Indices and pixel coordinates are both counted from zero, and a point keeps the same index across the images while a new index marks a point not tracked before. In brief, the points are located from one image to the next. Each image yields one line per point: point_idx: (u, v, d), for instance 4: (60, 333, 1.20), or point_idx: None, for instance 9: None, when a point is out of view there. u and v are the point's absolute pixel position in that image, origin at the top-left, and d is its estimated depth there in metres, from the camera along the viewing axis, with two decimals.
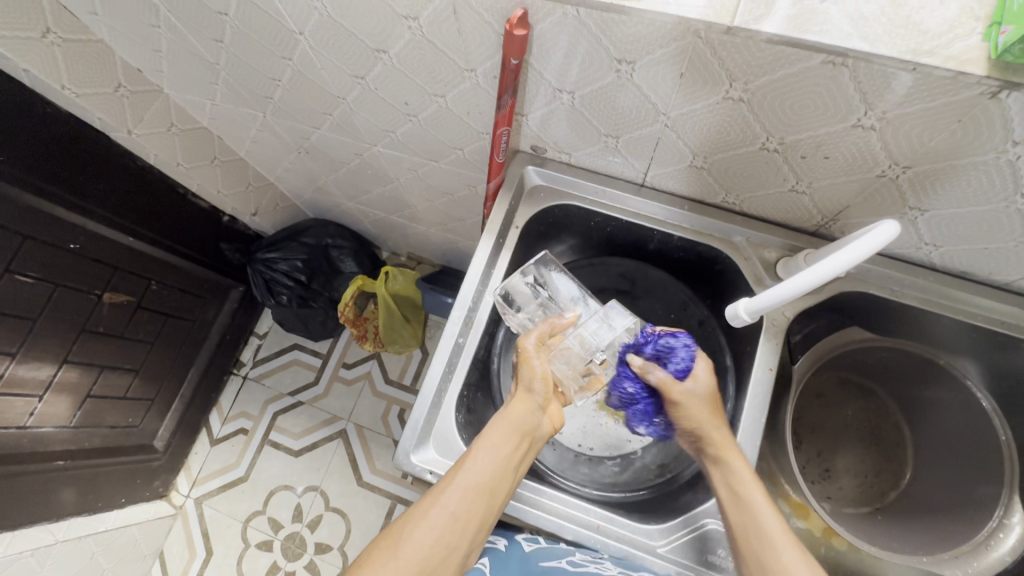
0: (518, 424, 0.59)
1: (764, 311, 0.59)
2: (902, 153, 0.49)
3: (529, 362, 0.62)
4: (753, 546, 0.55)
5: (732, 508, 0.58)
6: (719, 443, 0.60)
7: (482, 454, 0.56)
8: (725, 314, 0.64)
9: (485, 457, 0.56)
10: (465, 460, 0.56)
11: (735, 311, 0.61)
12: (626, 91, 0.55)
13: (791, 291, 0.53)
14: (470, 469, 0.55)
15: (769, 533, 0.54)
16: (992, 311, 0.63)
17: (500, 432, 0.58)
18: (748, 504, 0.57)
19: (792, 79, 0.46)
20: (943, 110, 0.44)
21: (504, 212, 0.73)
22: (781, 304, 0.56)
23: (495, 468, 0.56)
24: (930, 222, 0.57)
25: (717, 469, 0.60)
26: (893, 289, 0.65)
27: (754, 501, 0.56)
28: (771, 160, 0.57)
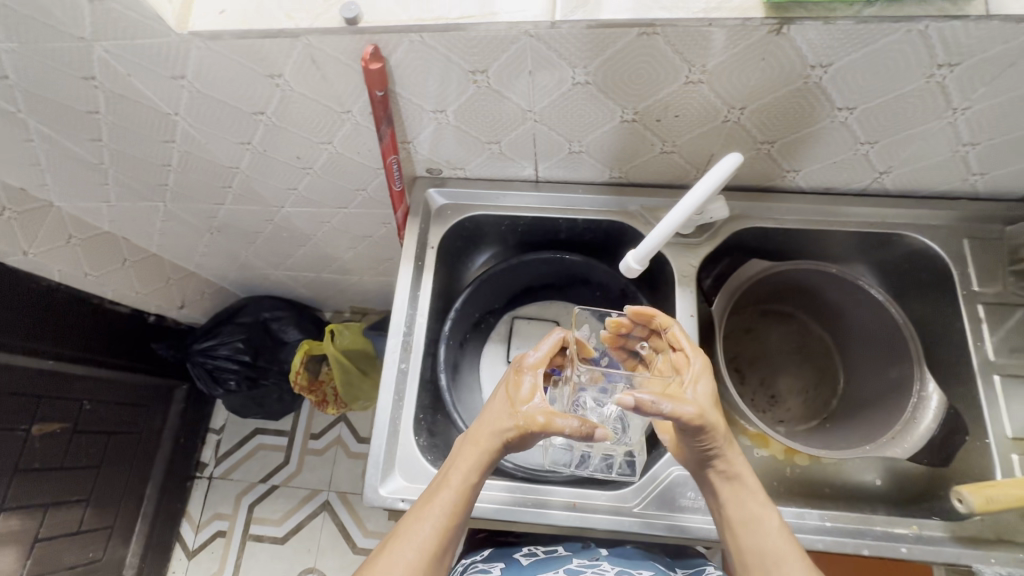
0: (483, 456, 0.57)
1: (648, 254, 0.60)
2: (734, 97, 0.57)
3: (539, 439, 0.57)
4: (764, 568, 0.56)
5: (744, 529, 0.57)
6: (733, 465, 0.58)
7: (450, 486, 0.57)
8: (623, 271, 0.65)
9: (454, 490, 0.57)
10: (432, 494, 0.57)
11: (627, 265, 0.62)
12: (489, 98, 0.60)
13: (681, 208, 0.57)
14: (437, 509, 0.56)
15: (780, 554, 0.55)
16: (856, 215, 0.72)
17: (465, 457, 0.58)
18: (761, 525, 0.57)
19: (622, 55, 0.52)
20: (747, 53, 0.51)
21: (417, 236, 0.76)
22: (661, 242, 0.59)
23: (461, 495, 0.57)
24: (781, 150, 0.65)
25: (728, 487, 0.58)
26: (774, 218, 0.73)
27: (759, 521, 0.57)
28: (635, 129, 0.63)
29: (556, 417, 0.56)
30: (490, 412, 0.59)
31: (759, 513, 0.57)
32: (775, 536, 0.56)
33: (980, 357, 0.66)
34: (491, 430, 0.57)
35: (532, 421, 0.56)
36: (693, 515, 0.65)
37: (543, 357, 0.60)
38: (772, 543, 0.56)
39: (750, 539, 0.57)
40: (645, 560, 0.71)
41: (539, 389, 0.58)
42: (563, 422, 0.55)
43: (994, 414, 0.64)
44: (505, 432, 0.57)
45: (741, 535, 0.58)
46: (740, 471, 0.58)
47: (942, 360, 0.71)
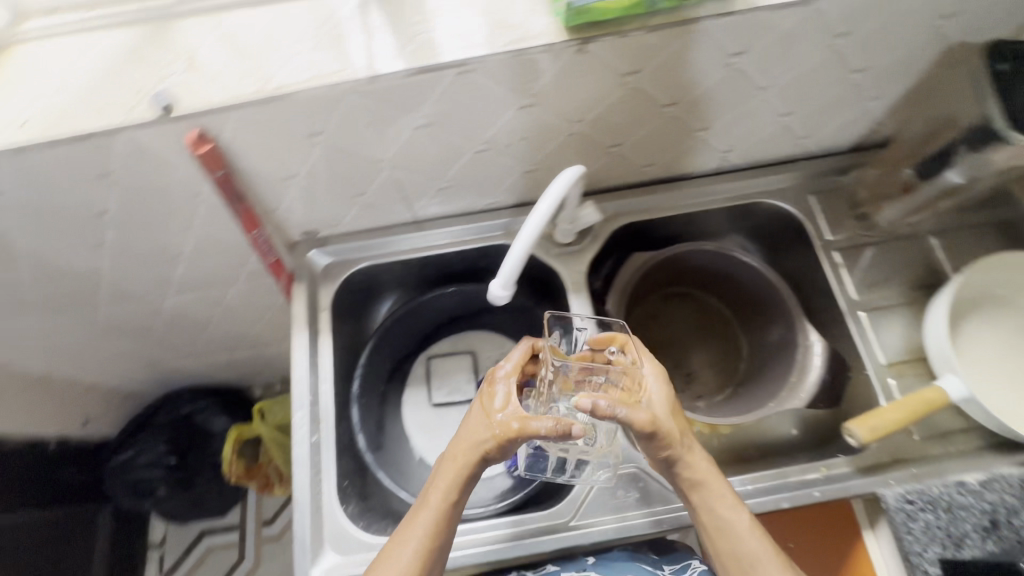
0: (462, 475, 0.54)
1: (509, 280, 0.57)
2: (568, 112, 0.59)
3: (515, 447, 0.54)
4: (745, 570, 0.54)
5: (719, 534, 0.55)
6: (698, 469, 0.56)
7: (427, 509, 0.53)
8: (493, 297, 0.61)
9: (431, 514, 0.53)
10: (409, 520, 0.54)
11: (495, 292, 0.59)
12: (338, 156, 0.60)
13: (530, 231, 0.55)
14: (412, 537, 0.52)
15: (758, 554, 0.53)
16: (717, 192, 0.78)
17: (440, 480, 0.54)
18: (733, 528, 0.55)
19: (449, 95, 0.53)
20: (564, 73, 0.54)
21: (306, 301, 0.74)
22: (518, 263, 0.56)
23: (443, 515, 0.53)
24: (630, 149, 0.69)
25: (698, 494, 0.56)
26: (645, 210, 0.77)
27: (733, 522, 0.55)
28: (490, 157, 0.65)
29: (533, 422, 0.53)
30: (468, 426, 0.56)
31: (733, 516, 0.55)
32: (752, 537, 0.54)
33: (846, 298, 0.72)
34: (468, 443, 0.54)
35: (508, 428, 0.53)
36: (630, 510, 0.64)
37: (517, 365, 0.58)
38: (751, 546, 0.54)
39: (726, 544, 0.55)
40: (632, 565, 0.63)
41: (513, 396, 0.56)
42: (540, 424, 0.52)
43: (867, 348, 0.70)
44: (483, 446, 0.54)
45: (717, 539, 0.55)
46: (708, 475, 0.56)
47: (819, 309, 0.76)
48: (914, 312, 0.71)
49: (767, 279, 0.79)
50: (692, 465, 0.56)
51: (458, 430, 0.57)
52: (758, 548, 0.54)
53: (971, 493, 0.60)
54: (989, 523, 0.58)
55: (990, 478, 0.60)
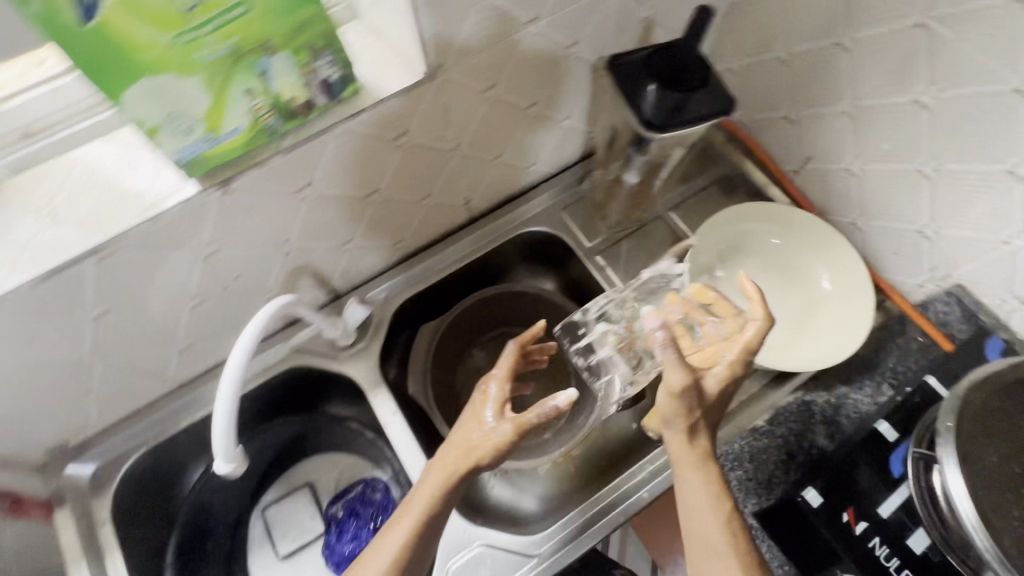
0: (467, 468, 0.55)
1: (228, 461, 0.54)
2: (265, 239, 0.57)
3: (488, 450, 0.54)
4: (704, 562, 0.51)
5: (695, 522, 0.52)
6: (693, 455, 0.54)
7: (418, 509, 0.53)
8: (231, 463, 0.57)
9: (424, 511, 0.53)
10: (406, 508, 0.54)
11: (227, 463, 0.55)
12: (18, 376, 0.52)
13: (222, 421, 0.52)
14: (390, 545, 0.52)
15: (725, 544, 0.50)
16: (476, 239, 0.80)
17: (448, 467, 0.54)
18: (706, 516, 0.52)
19: (107, 279, 0.49)
20: (228, 213, 0.51)
21: (78, 525, 0.64)
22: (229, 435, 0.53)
23: (404, 548, 0.52)
24: (365, 238, 0.68)
25: (684, 481, 0.54)
26: (415, 281, 0.78)
27: (708, 513, 0.52)
28: (214, 305, 0.61)
29: (529, 412, 0.54)
30: (462, 429, 0.56)
31: (716, 499, 0.52)
32: (725, 522, 0.51)
33: None
34: (457, 447, 0.55)
35: (501, 428, 0.54)
36: None
37: (506, 368, 0.59)
38: (713, 531, 0.51)
39: (700, 534, 0.52)
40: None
41: (499, 401, 0.56)
42: (520, 419, 0.54)
43: None
44: (481, 441, 0.54)
45: (693, 527, 0.53)
46: (703, 465, 0.53)
47: None
48: None
49: (555, 303, 0.82)
50: (691, 448, 0.54)
51: (464, 417, 0.58)
52: (722, 537, 0.51)
53: (764, 436, 0.65)
54: (785, 456, 0.63)
55: (775, 414, 0.66)
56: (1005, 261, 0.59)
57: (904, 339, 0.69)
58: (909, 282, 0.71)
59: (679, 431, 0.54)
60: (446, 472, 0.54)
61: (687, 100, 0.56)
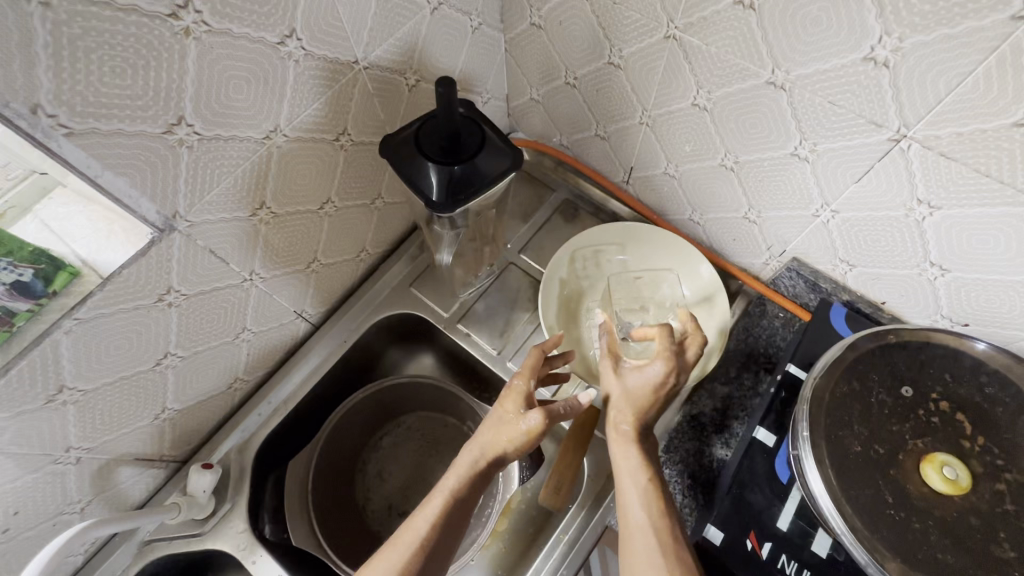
0: (486, 466, 0.54)
1: None
2: (35, 462, 0.48)
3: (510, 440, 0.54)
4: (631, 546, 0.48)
5: (628, 499, 0.50)
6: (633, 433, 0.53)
7: (429, 509, 0.51)
8: None
9: (430, 516, 0.50)
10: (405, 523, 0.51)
11: None
12: None
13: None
14: (389, 556, 0.48)
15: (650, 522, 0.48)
16: (327, 346, 0.73)
17: (468, 463, 0.54)
18: (644, 488, 0.50)
19: None
20: None
21: None
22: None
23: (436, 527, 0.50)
24: (186, 398, 0.60)
25: (625, 461, 0.52)
26: (270, 415, 0.69)
27: (640, 485, 0.50)
28: (3, 552, 0.50)
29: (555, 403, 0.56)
30: (489, 422, 0.56)
31: (641, 480, 0.51)
32: (654, 503, 0.49)
33: (491, 358, 0.74)
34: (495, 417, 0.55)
35: (527, 414, 0.54)
36: None
37: (530, 365, 0.59)
38: (635, 518, 0.49)
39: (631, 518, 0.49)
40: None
41: (528, 393, 0.57)
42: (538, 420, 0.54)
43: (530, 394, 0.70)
44: (509, 434, 0.54)
45: (625, 513, 0.50)
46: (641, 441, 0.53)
47: (486, 376, 0.77)
48: None
49: (432, 384, 0.78)
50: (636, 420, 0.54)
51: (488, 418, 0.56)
52: (643, 521, 0.49)
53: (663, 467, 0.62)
54: (689, 481, 0.61)
55: (670, 439, 0.64)
56: (822, 232, 0.60)
57: (765, 319, 0.70)
58: (755, 263, 0.71)
59: (621, 405, 0.55)
60: (485, 440, 0.55)
61: (470, 169, 0.53)
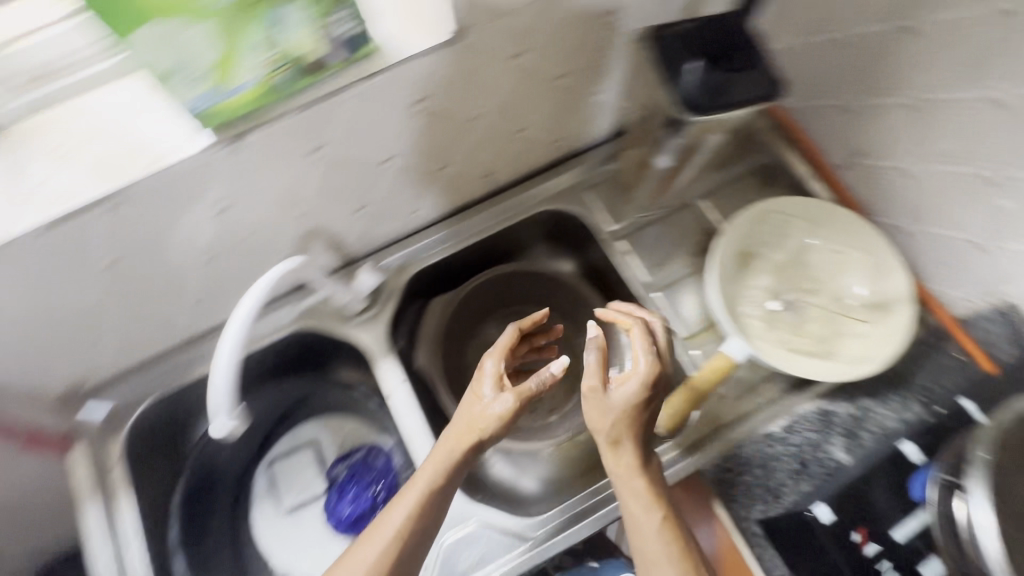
0: (467, 456, 0.57)
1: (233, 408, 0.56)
2: (276, 198, 0.56)
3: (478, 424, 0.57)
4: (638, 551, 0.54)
5: (637, 515, 0.54)
6: (633, 458, 0.55)
7: (407, 506, 0.54)
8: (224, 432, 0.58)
9: (422, 490, 0.55)
10: (379, 522, 0.54)
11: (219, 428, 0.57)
12: (33, 317, 0.53)
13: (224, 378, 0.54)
14: (373, 546, 0.52)
15: (658, 544, 0.52)
16: (497, 212, 0.77)
17: (439, 457, 0.56)
18: (649, 513, 0.54)
19: (114, 229, 0.48)
20: (239, 170, 0.50)
21: (90, 464, 0.66)
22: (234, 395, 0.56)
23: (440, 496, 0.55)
24: (380, 204, 0.66)
25: (629, 482, 0.55)
26: (430, 251, 0.75)
27: (650, 514, 0.54)
28: (223, 262, 0.60)
29: (528, 381, 0.58)
30: (465, 413, 0.58)
31: (648, 506, 0.54)
32: (665, 531, 0.53)
33: (637, 283, 0.74)
34: (474, 413, 0.58)
35: (510, 402, 0.57)
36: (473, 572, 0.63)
37: (502, 344, 0.62)
38: (651, 546, 0.53)
39: (642, 539, 0.53)
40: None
41: (495, 378, 0.59)
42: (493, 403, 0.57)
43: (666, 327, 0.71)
44: (482, 420, 0.57)
45: (635, 529, 0.54)
46: (647, 467, 0.56)
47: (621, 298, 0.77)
48: (699, 278, 0.74)
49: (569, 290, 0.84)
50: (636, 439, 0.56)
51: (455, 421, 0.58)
52: (659, 549, 0.52)
53: (778, 442, 0.63)
54: (799, 465, 0.61)
55: (792, 422, 0.63)
56: None
57: (940, 355, 0.64)
58: (955, 294, 0.66)
59: (613, 418, 0.55)
60: (461, 439, 0.57)
61: (731, 82, 0.52)
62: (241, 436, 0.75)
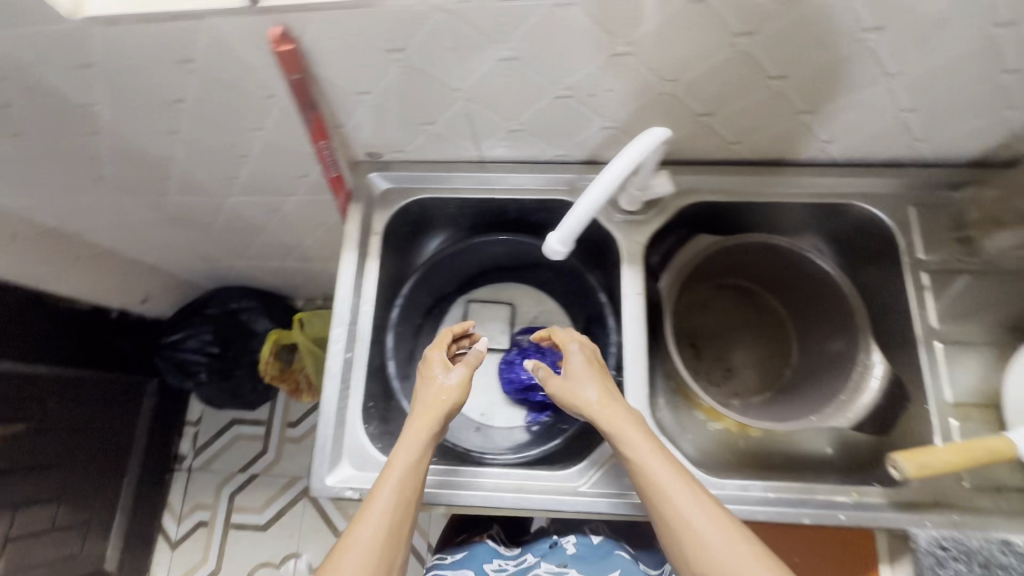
0: (433, 426, 0.60)
1: (573, 237, 0.60)
2: (664, 68, 0.55)
3: (434, 377, 0.64)
4: (664, 495, 0.52)
5: (645, 466, 0.53)
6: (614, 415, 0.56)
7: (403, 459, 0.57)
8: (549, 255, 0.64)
9: (403, 462, 0.57)
10: (388, 464, 0.56)
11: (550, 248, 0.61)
12: (417, 78, 0.57)
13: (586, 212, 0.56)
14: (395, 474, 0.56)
15: (668, 488, 0.51)
16: (806, 185, 0.71)
17: (407, 440, 0.59)
18: (649, 462, 0.53)
19: (541, 29, 0.50)
20: (670, 23, 0.49)
21: (360, 222, 0.74)
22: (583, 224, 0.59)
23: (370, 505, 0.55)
24: (723, 122, 0.63)
25: (619, 436, 0.55)
26: (721, 191, 0.72)
27: (648, 458, 0.53)
28: (570, 105, 0.61)
29: (471, 354, 0.66)
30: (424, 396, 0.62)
31: (643, 457, 0.53)
32: (670, 476, 0.52)
33: (924, 326, 0.66)
34: (425, 393, 0.62)
35: (450, 386, 0.63)
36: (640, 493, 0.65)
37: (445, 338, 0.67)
38: (672, 492, 0.51)
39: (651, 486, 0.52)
40: (612, 554, 0.77)
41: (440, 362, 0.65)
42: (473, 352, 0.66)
43: (934, 384, 0.64)
44: (444, 394, 0.62)
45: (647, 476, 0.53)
46: (631, 423, 0.56)
47: (890, 329, 0.70)
48: (1000, 356, 0.65)
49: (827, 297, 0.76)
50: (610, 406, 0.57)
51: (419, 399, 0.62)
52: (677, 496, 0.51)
53: (1013, 553, 0.53)
54: None
55: None
56: None
57: None
58: None
59: (563, 390, 0.59)
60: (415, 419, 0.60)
61: None
62: (465, 267, 0.82)
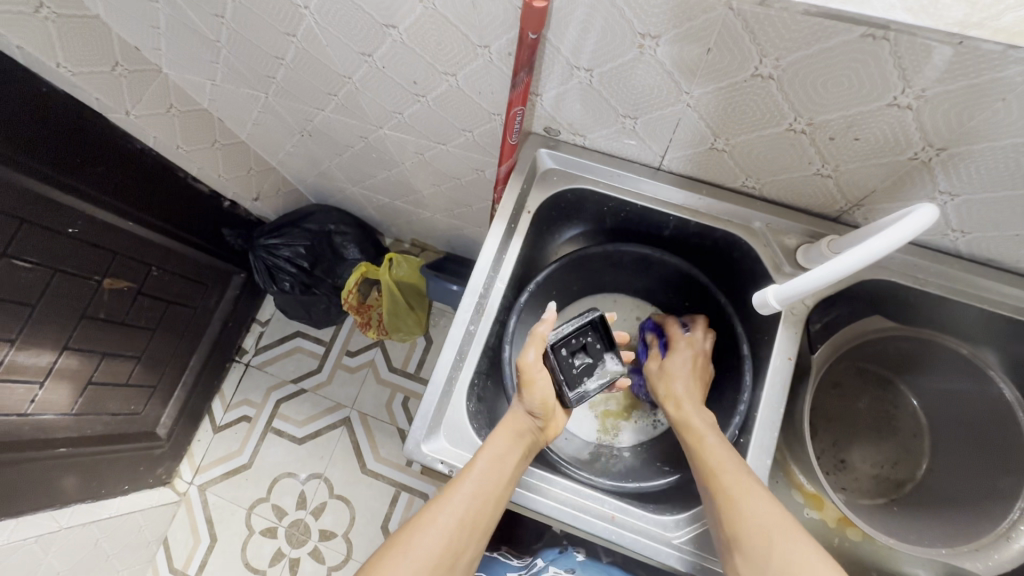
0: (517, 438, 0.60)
1: (795, 298, 0.55)
2: (937, 133, 0.47)
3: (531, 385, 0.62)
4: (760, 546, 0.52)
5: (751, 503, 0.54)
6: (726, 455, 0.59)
7: (484, 465, 0.57)
8: (753, 302, 0.60)
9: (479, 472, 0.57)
10: (467, 468, 0.57)
11: (762, 299, 0.58)
12: (646, 69, 0.52)
13: (821, 280, 0.49)
14: (477, 473, 0.57)
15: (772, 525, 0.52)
16: (1019, 300, 0.62)
17: (493, 441, 0.59)
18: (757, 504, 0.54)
19: (825, 56, 0.44)
20: (981, 88, 0.42)
21: (516, 195, 0.70)
22: (815, 291, 0.52)
23: (447, 504, 0.55)
24: (960, 208, 0.55)
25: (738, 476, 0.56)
26: (916, 277, 0.64)
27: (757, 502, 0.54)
28: (798, 142, 0.55)
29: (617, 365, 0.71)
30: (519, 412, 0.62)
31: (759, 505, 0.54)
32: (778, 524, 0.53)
33: None
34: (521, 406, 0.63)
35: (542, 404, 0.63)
36: None
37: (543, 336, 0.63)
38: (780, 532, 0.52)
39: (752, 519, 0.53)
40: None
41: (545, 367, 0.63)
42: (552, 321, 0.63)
43: None
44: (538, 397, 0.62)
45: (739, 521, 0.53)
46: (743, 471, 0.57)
47: None
48: None
49: (980, 422, 0.69)
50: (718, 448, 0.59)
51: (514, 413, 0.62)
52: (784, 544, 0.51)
53: None
54: None
55: None
56: None
57: None
58: None
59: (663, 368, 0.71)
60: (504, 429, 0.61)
61: None
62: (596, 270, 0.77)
